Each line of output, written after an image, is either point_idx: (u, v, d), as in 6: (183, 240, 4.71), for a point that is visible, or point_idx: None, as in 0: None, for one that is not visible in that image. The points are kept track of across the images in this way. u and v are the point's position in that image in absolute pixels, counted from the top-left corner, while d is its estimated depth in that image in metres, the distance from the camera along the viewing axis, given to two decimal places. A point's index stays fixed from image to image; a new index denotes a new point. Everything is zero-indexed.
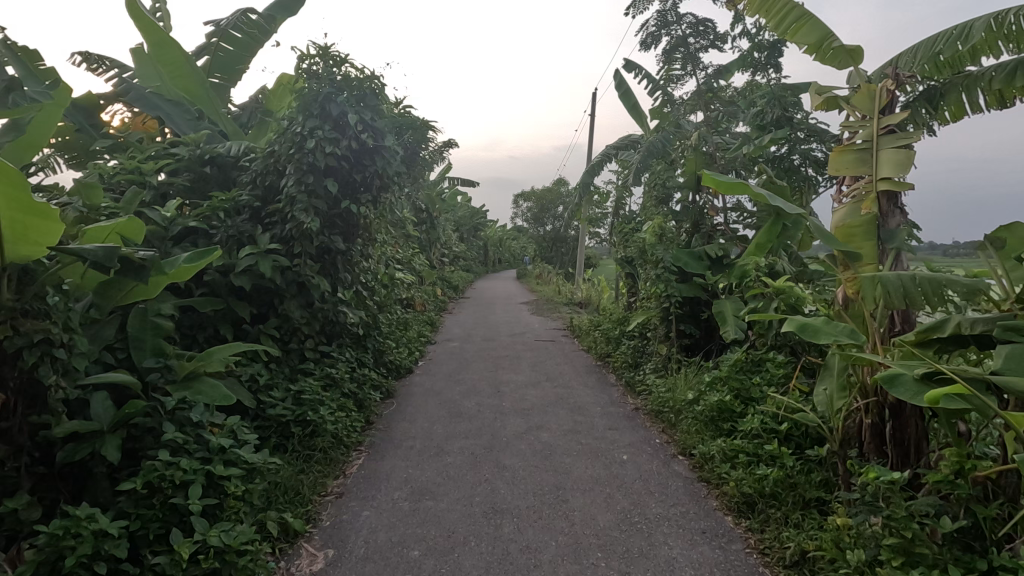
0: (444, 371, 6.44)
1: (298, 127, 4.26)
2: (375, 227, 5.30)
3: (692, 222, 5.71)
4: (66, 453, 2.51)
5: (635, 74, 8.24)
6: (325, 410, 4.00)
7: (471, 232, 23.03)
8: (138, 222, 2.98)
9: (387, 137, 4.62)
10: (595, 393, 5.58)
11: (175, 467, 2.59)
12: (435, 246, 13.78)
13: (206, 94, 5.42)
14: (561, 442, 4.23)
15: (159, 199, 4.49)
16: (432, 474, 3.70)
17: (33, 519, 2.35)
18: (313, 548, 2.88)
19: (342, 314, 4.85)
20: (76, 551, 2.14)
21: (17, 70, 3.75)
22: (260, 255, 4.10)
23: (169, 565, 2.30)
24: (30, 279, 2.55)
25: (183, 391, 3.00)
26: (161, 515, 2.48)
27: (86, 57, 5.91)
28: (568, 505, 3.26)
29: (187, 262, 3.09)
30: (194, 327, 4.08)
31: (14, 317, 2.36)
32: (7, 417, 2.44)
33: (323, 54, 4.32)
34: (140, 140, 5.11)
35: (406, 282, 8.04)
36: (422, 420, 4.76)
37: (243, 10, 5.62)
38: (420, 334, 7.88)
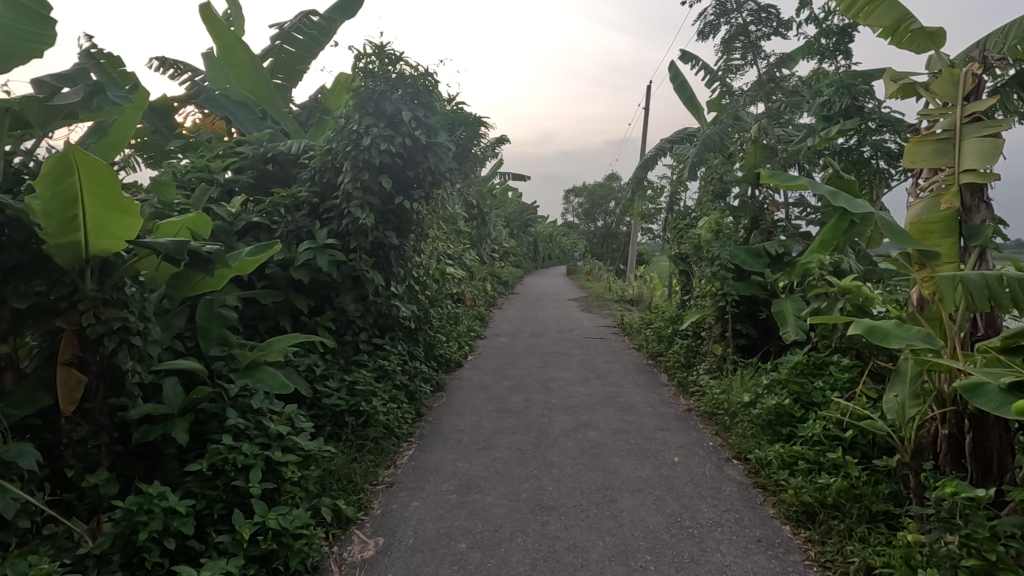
0: (492, 366, 6.47)
1: (355, 125, 4.38)
2: (427, 223, 5.37)
3: (750, 217, 5.54)
4: (140, 434, 2.68)
5: (691, 65, 7.98)
6: (377, 400, 4.10)
7: (521, 228, 23.03)
8: (205, 217, 3.18)
9: (440, 133, 4.66)
10: (645, 392, 5.47)
11: (237, 451, 2.72)
12: (485, 242, 13.86)
13: (269, 94, 5.65)
14: (610, 441, 4.17)
15: (225, 195, 4.72)
16: (479, 468, 3.73)
17: (110, 494, 2.53)
18: (364, 535, 2.97)
19: (395, 307, 4.96)
20: (148, 526, 2.28)
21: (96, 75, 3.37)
22: (318, 250, 4.25)
23: (232, 544, 2.42)
24: (111, 271, 2.74)
25: (245, 378, 3.15)
26: (224, 496, 2.61)
27: (162, 62, 6.28)
28: (615, 506, 3.21)
29: (249, 255, 3.24)
30: (256, 318, 4.27)
31: (96, 306, 2.57)
32: (90, 399, 2.65)
33: (379, 53, 4.41)
34: (209, 139, 5.41)
35: (455, 277, 8.14)
36: (470, 414, 4.81)
37: (304, 13, 5.80)
38: (470, 328, 7.96)
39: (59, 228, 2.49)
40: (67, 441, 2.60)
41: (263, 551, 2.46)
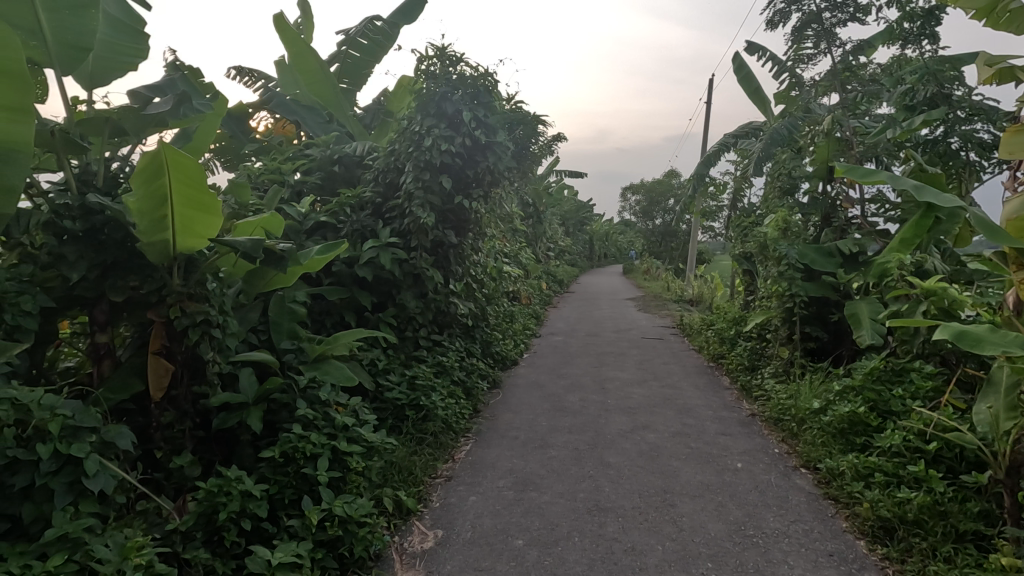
0: (548, 364, 6.46)
1: (417, 126, 4.50)
2: (485, 221, 5.44)
3: (821, 214, 5.28)
4: (220, 420, 2.86)
5: (757, 56, 7.67)
6: (436, 395, 4.19)
7: (577, 226, 22.84)
8: (278, 217, 3.35)
9: (499, 133, 4.71)
10: (705, 395, 5.30)
11: (306, 440, 2.84)
12: (541, 241, 13.83)
13: (335, 98, 5.88)
14: (668, 444, 4.08)
15: (295, 196, 4.96)
16: (536, 466, 3.75)
17: (193, 476, 2.72)
18: (424, 527, 3.05)
19: (453, 305, 5.05)
20: (227, 507, 2.43)
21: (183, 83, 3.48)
22: (382, 248, 4.40)
23: (301, 528, 2.54)
24: (195, 267, 2.93)
25: (313, 371, 3.29)
26: (294, 483, 2.74)
27: (238, 71, 6.66)
28: (675, 510, 3.14)
29: (318, 253, 3.39)
30: (323, 313, 4.46)
31: (182, 300, 2.77)
32: (176, 386, 2.84)
33: (440, 54, 4.50)
34: (281, 143, 5.69)
35: (512, 276, 8.19)
36: (526, 412, 4.83)
37: (369, 18, 6.00)
38: (526, 326, 7.99)
39: (151, 227, 2.67)
40: (156, 424, 2.81)
41: (330, 536, 2.58)
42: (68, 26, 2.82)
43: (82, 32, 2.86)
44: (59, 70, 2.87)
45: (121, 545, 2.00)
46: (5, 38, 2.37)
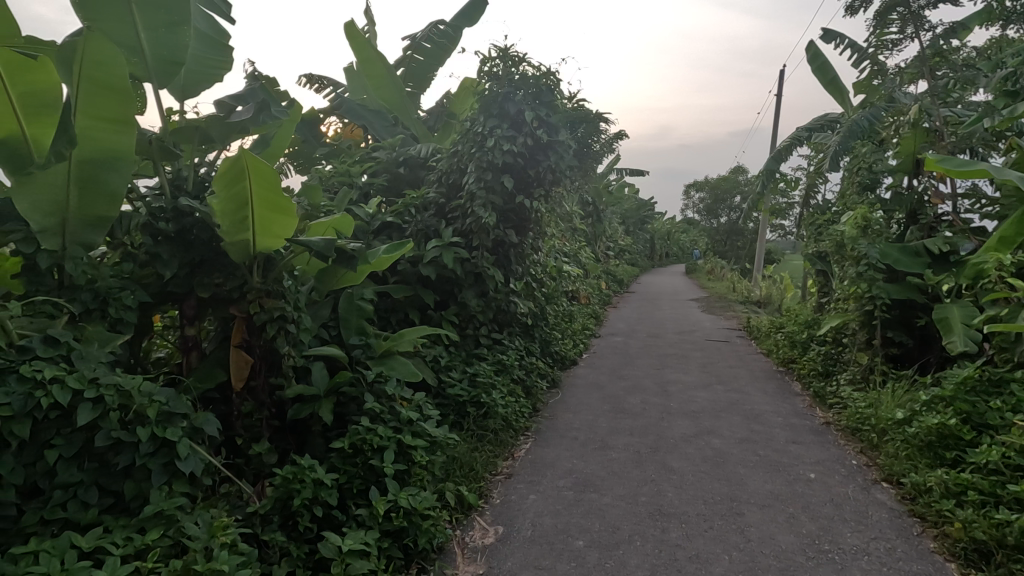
0: (607, 365, 6.38)
1: (480, 127, 4.56)
2: (545, 220, 5.44)
3: (906, 211, 4.92)
4: (294, 411, 3.02)
5: (834, 44, 7.24)
6: (496, 393, 4.24)
7: (638, 225, 22.39)
8: (348, 218, 3.49)
9: (561, 131, 4.69)
10: (775, 401, 5.07)
11: (373, 432, 2.95)
12: (600, 240, 13.65)
13: (401, 101, 6.06)
14: (735, 451, 3.93)
15: (363, 198, 5.16)
16: (596, 468, 3.71)
17: (270, 463, 2.88)
18: (485, 523, 3.09)
19: (513, 304, 5.10)
20: (301, 493, 2.55)
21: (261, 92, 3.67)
22: (445, 247, 4.49)
23: (368, 517, 2.64)
24: (273, 266, 3.11)
25: (380, 366, 3.41)
26: (362, 473, 2.84)
27: (310, 78, 6.99)
28: (743, 519, 3.02)
29: (386, 253, 3.50)
30: (388, 310, 4.62)
31: (261, 297, 2.95)
32: (254, 377, 3.01)
33: (503, 56, 4.55)
34: (349, 147, 5.93)
35: (571, 276, 8.14)
36: (586, 412, 4.79)
37: (433, 23, 6.15)
38: (585, 326, 7.92)
39: (234, 227, 2.88)
40: (237, 413, 2.99)
41: (395, 527, 2.66)
42: (164, 43, 3.06)
43: (175, 47, 3.10)
44: (154, 83, 3.11)
45: (209, 523, 2.15)
46: (111, 55, 2.60)
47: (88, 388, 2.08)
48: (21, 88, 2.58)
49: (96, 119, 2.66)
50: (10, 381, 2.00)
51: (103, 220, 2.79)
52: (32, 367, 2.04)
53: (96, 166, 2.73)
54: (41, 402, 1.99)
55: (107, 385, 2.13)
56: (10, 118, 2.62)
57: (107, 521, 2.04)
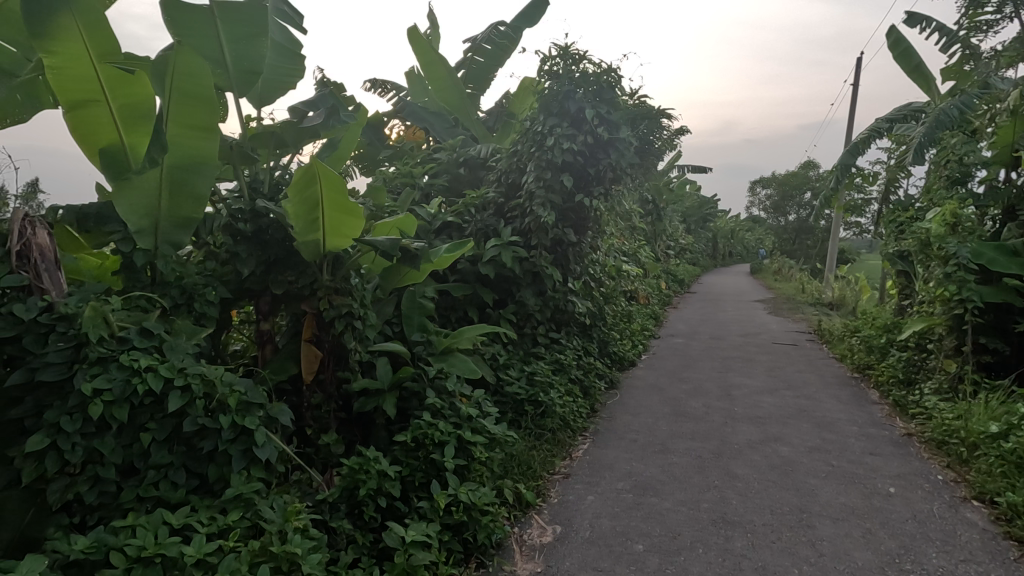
0: (667, 367, 6.23)
1: (540, 126, 4.57)
2: (604, 219, 5.38)
3: (1003, 207, 4.52)
4: (360, 404, 3.14)
5: (920, 28, 6.74)
6: (554, 393, 4.23)
7: (699, 223, 21.71)
8: (412, 218, 3.59)
9: (622, 128, 4.62)
10: (849, 409, 4.79)
11: (435, 427, 3.02)
12: (660, 239, 13.34)
13: (461, 103, 6.16)
14: (805, 460, 3.75)
15: (424, 198, 5.28)
16: (656, 471, 3.63)
17: (337, 453, 3.01)
18: (542, 521, 3.10)
19: (571, 303, 5.07)
20: (367, 484, 2.65)
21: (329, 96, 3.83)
22: (503, 246, 4.53)
23: (430, 510, 2.71)
24: (341, 264, 3.25)
25: (440, 363, 3.49)
26: (423, 466, 2.91)
27: (374, 83, 7.22)
28: (814, 532, 2.87)
29: (447, 252, 3.57)
30: (448, 308, 4.71)
31: (330, 294, 3.12)
32: (323, 370, 3.16)
33: (563, 54, 4.54)
34: (411, 148, 6.09)
35: (630, 275, 8.00)
36: (645, 415, 4.70)
37: (493, 24, 6.21)
38: (644, 326, 7.77)
39: (305, 229, 3.03)
40: (307, 405, 3.14)
41: (455, 521, 2.72)
42: (244, 54, 3.26)
43: (253, 57, 3.28)
44: (235, 92, 3.31)
45: (283, 508, 2.27)
46: (198, 67, 2.79)
47: (177, 377, 2.24)
48: (122, 101, 2.83)
49: (184, 127, 2.86)
50: (111, 368, 2.18)
51: (190, 221, 2.99)
52: (130, 356, 2.22)
53: (184, 171, 2.93)
54: (138, 388, 2.16)
55: (193, 374, 2.29)
56: (112, 129, 2.87)
57: (193, 501, 2.19)
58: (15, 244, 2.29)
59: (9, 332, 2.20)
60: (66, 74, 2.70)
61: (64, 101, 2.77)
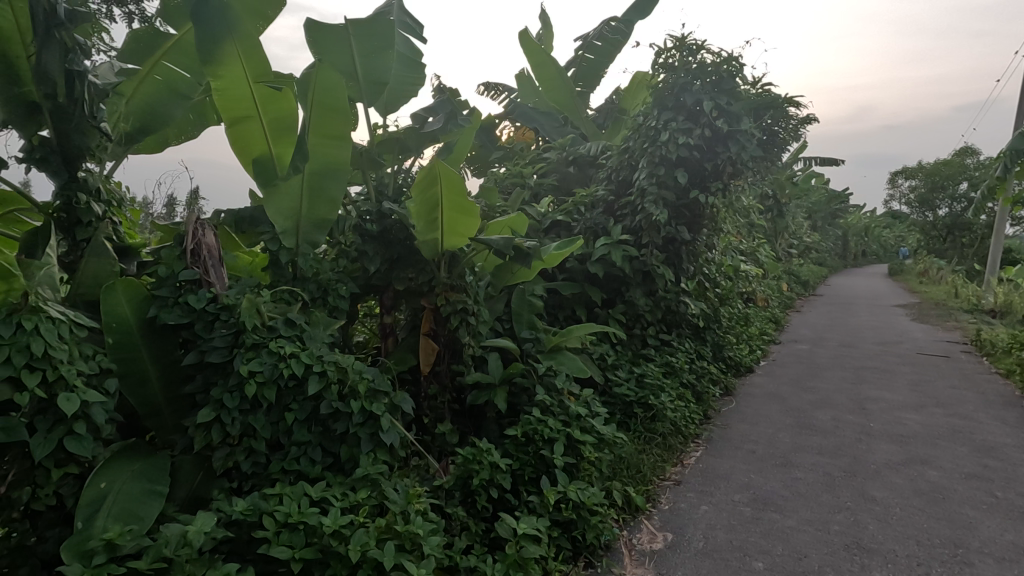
0: (790, 375, 5.78)
1: (653, 121, 4.46)
2: (721, 216, 5.10)
3: None
4: (472, 397, 3.26)
5: None
6: (665, 396, 4.10)
7: (828, 220, 19.80)
8: (523, 217, 3.64)
9: (743, 120, 4.35)
10: (1018, 434, 4.13)
11: (544, 423, 3.05)
12: (782, 237, 12.35)
13: (571, 101, 6.14)
14: (959, 487, 3.30)
15: (534, 198, 5.35)
16: (778, 486, 3.39)
17: (451, 443, 3.15)
18: (653, 527, 3.02)
19: (684, 304, 4.91)
20: (480, 474, 2.75)
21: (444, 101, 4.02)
22: (613, 245, 4.46)
23: (540, 504, 2.75)
24: (457, 262, 3.40)
25: (549, 360, 3.52)
26: (533, 461, 2.95)
27: (487, 87, 7.44)
28: (972, 571, 2.52)
29: (557, 249, 3.59)
30: (556, 307, 4.72)
31: (446, 291, 3.28)
32: (439, 363, 3.34)
33: (679, 45, 4.36)
34: (522, 148, 6.18)
35: (748, 276, 7.51)
36: (765, 425, 4.40)
37: (605, 20, 6.14)
38: (763, 330, 7.25)
39: (426, 229, 3.21)
40: (424, 395, 3.33)
41: (564, 518, 2.74)
42: (373, 67, 3.52)
43: (381, 69, 3.54)
44: (364, 102, 3.60)
45: (405, 491, 2.42)
46: (335, 81, 3.05)
47: (315, 363, 2.49)
48: (271, 116, 3.17)
49: (324, 137, 3.14)
50: (262, 353, 2.45)
51: (326, 222, 3.25)
52: (277, 343, 2.50)
53: (321, 177, 3.20)
54: (284, 371, 2.42)
55: (329, 361, 2.53)
56: (263, 141, 3.21)
57: (328, 477, 2.41)
58: (189, 243, 2.64)
59: (184, 319, 2.57)
60: (228, 94, 3.07)
61: (226, 118, 3.15)
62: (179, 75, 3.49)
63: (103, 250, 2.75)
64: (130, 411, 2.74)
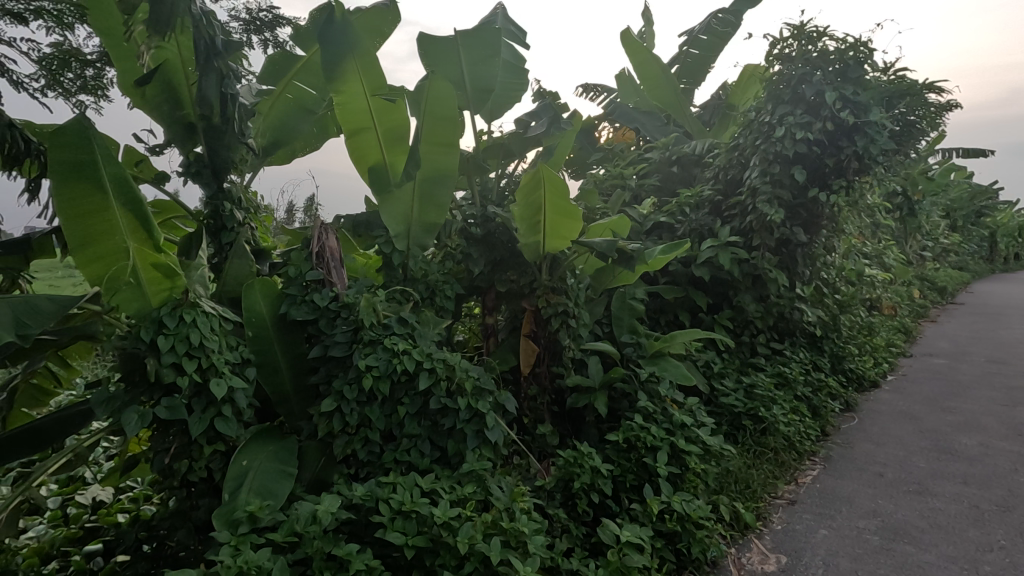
0: (924, 392, 5.17)
1: (767, 116, 4.21)
2: (843, 217, 4.69)
3: None
4: (572, 400, 3.26)
5: None
6: (778, 409, 3.85)
7: (971, 219, 17.49)
8: (626, 219, 3.57)
9: (873, 110, 3.98)
10: None
11: (647, 430, 2.98)
12: (913, 238, 11.09)
13: (675, 99, 5.94)
14: None
15: (635, 199, 5.25)
16: (913, 515, 3.05)
17: (552, 444, 3.17)
18: (764, 547, 2.84)
19: (799, 311, 4.61)
20: (581, 478, 2.74)
21: (546, 104, 4.07)
22: (721, 247, 4.25)
23: (642, 513, 2.69)
24: (558, 265, 3.42)
25: (652, 366, 3.39)
26: (635, 469, 2.90)
27: (586, 88, 7.40)
28: None
29: (662, 253, 3.49)
30: (658, 311, 4.59)
31: (547, 294, 3.31)
32: (539, 364, 3.38)
33: (798, 33, 4.08)
34: (622, 149, 6.08)
35: (873, 281, 6.83)
36: (895, 446, 3.98)
37: (712, 13, 5.87)
38: (891, 342, 6.56)
39: (529, 231, 3.26)
40: (524, 395, 3.39)
41: (668, 529, 2.66)
42: (480, 75, 3.64)
43: (487, 76, 3.65)
44: (471, 109, 3.73)
45: (509, 489, 2.47)
46: (446, 91, 3.19)
47: (424, 361, 2.62)
48: (386, 126, 3.38)
49: (434, 144, 3.29)
50: (377, 349, 2.62)
51: (434, 226, 3.40)
52: (391, 340, 2.65)
53: (431, 183, 3.35)
54: (397, 367, 2.57)
55: (438, 359, 2.65)
56: (378, 150, 3.43)
57: (437, 470, 2.52)
58: (315, 246, 2.89)
59: (311, 315, 2.81)
60: (348, 107, 3.31)
61: (346, 130, 3.40)
62: (307, 93, 3.83)
63: (243, 253, 3.07)
64: (264, 397, 3.04)
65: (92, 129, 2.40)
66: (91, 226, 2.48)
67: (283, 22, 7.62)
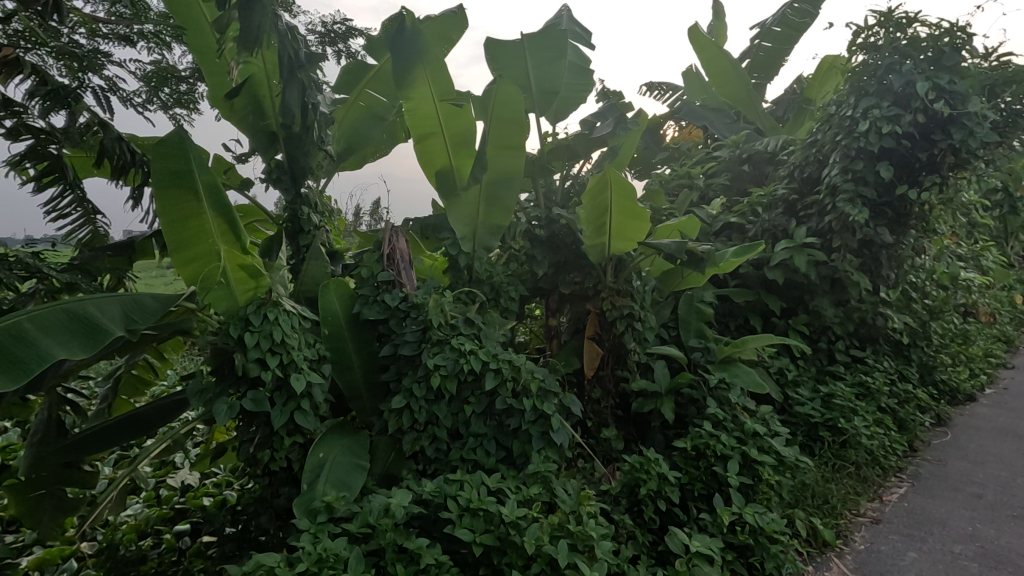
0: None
1: (849, 110, 3.96)
2: (935, 215, 4.35)
3: None
4: (637, 404, 3.20)
5: None
6: (860, 420, 3.61)
7: None
8: (695, 219, 3.44)
9: (972, 99, 3.66)
10: None
11: (716, 438, 2.88)
12: (1016, 238, 10.10)
13: (746, 95, 5.71)
14: None
15: (702, 199, 5.08)
16: (1018, 542, 2.78)
17: (617, 449, 3.13)
18: (845, 568, 2.68)
19: (883, 317, 4.32)
20: (647, 484, 2.68)
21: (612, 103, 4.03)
22: (797, 248, 4.04)
23: (712, 524, 2.60)
24: (624, 267, 3.37)
25: (722, 372, 3.28)
26: (704, 477, 2.81)
27: (651, 86, 7.25)
28: None
29: (734, 254, 3.37)
30: (727, 315, 4.43)
31: (613, 296, 3.27)
32: (603, 367, 3.35)
33: (885, 20, 3.82)
34: (689, 148, 5.90)
35: (969, 285, 6.28)
36: (996, 465, 3.64)
37: (787, 3, 5.60)
38: (989, 351, 6.01)
39: (594, 233, 3.24)
40: (588, 398, 3.36)
41: (740, 542, 2.56)
42: (546, 77, 3.65)
43: (553, 78, 3.66)
44: (537, 111, 3.74)
45: (575, 492, 2.46)
46: (513, 95, 3.21)
47: (491, 361, 2.65)
48: (453, 130, 3.45)
49: (500, 147, 3.33)
50: (445, 349, 2.67)
51: (499, 228, 3.44)
52: (458, 340, 2.70)
53: (497, 185, 3.39)
54: (464, 367, 2.61)
55: (503, 360, 2.67)
56: (446, 155, 3.51)
57: (502, 470, 2.55)
58: (387, 248, 2.99)
59: (382, 315, 2.91)
60: (418, 114, 3.40)
61: (416, 135, 3.49)
62: (378, 100, 3.97)
63: (319, 254, 3.22)
64: (337, 392, 3.18)
65: (188, 140, 2.61)
66: (187, 230, 2.68)
67: (353, 33, 7.92)
